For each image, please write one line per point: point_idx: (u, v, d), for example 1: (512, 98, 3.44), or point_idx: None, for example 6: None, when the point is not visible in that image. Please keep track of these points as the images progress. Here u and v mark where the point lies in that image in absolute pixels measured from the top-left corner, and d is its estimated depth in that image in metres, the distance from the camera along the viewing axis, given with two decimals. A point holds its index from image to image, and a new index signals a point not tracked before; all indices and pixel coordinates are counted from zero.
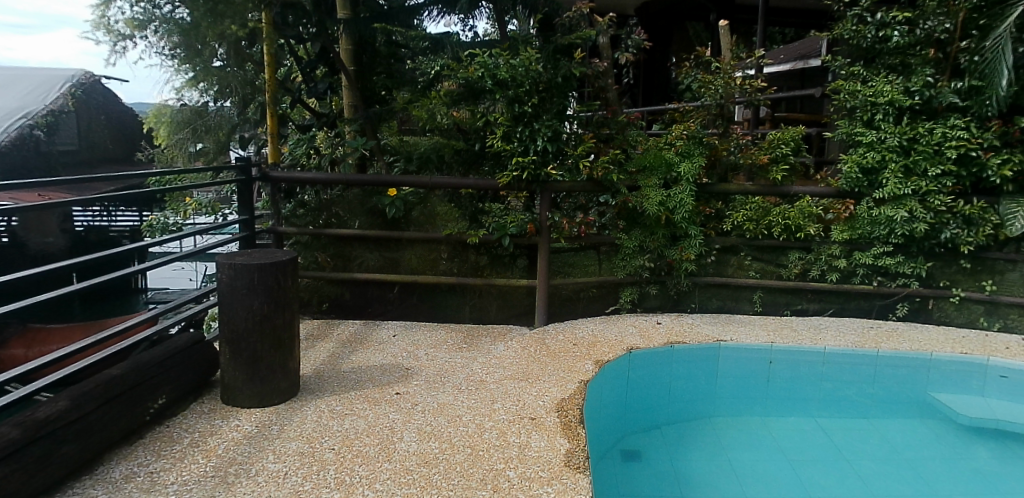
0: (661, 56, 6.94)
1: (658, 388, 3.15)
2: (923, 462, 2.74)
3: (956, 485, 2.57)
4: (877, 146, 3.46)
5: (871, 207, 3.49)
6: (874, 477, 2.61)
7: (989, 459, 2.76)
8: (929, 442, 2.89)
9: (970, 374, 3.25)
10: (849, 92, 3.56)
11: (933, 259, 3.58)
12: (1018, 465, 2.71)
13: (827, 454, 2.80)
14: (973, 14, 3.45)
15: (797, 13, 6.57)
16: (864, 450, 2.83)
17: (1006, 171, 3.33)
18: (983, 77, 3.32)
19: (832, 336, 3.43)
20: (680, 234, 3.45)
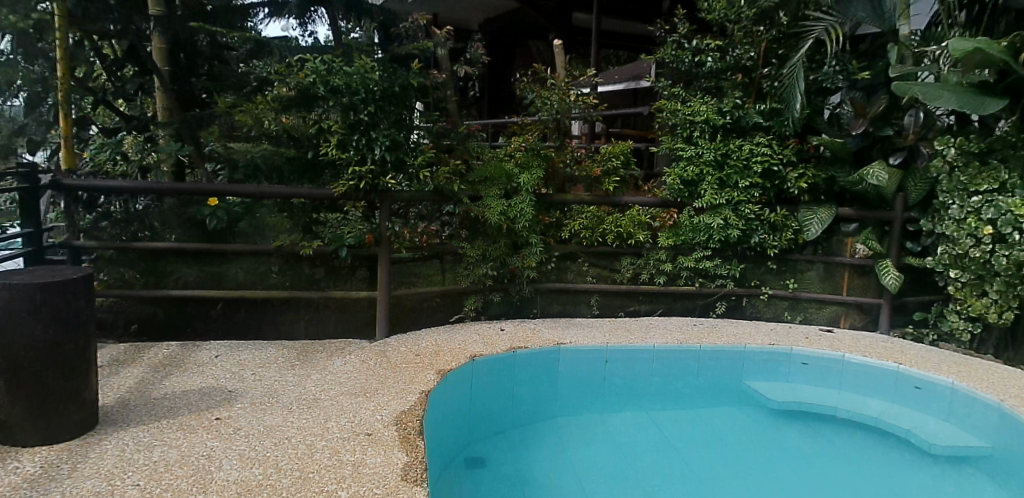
0: (505, 68, 7.14)
1: (502, 393, 3.22)
2: (741, 445, 3.01)
3: (768, 465, 2.85)
4: (695, 160, 3.78)
5: (692, 215, 3.81)
6: (700, 465, 2.82)
7: (794, 438, 3.10)
8: (746, 427, 3.19)
9: (777, 362, 3.66)
10: (670, 111, 3.89)
11: (745, 262, 3.97)
12: (817, 442, 3.08)
13: (659, 444, 2.98)
14: (773, 44, 3.90)
15: (624, 38, 7.14)
16: (691, 439, 3.05)
17: (802, 183, 3.78)
18: (782, 100, 3.76)
19: (661, 334, 3.71)
20: (521, 242, 3.55)
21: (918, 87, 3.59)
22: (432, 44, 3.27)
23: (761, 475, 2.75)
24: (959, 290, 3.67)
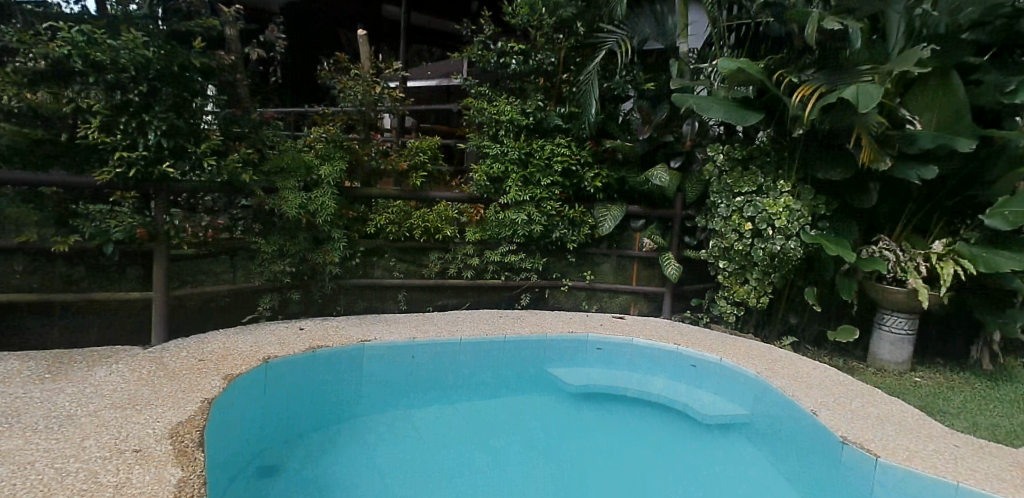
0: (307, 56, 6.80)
1: (301, 394, 3.10)
2: (542, 432, 3.22)
3: (567, 451, 3.09)
4: (501, 158, 3.93)
5: (498, 212, 3.95)
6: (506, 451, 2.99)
7: (592, 421, 3.42)
8: (546, 414, 3.41)
9: (576, 349, 3.96)
10: (477, 109, 4.00)
11: (548, 255, 4.23)
12: (612, 422, 3.43)
13: (466, 435, 3.07)
14: (572, 53, 4.16)
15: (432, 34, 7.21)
16: (496, 428, 3.18)
17: (598, 182, 4.07)
18: (579, 104, 4.04)
19: (467, 327, 3.84)
20: (322, 237, 3.50)
21: (695, 99, 4.10)
22: (219, 23, 3.04)
23: (557, 461, 2.98)
24: (726, 278, 4.21)
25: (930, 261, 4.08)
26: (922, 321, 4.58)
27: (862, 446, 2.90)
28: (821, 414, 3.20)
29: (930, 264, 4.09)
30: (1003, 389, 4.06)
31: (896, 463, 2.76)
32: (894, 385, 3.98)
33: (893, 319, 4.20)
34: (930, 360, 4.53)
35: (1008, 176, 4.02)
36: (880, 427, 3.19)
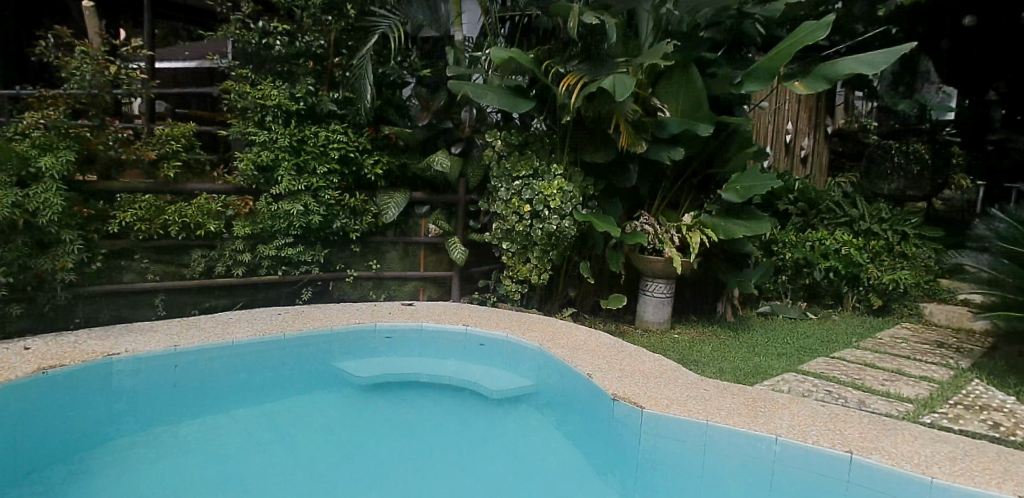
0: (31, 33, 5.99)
1: (42, 423, 2.80)
2: (337, 428, 3.29)
3: (363, 440, 3.21)
4: (269, 145, 3.95)
5: (270, 202, 4.01)
6: (299, 447, 3.03)
7: (386, 410, 3.59)
8: (337, 409, 3.49)
9: (363, 340, 4.09)
10: (238, 93, 3.96)
11: (330, 247, 4.32)
12: (404, 410, 3.62)
13: (252, 440, 3.02)
14: (343, 36, 4.27)
15: (182, 10, 6.62)
16: (288, 430, 3.18)
17: (378, 169, 4.25)
18: (353, 90, 4.18)
19: (239, 329, 3.78)
20: (49, 240, 3.27)
21: (470, 86, 4.27)
22: None
23: (355, 451, 3.09)
24: (511, 259, 4.52)
25: (681, 232, 4.67)
26: (678, 285, 5.24)
27: (628, 400, 3.46)
28: (594, 377, 3.74)
29: (680, 235, 4.68)
30: (741, 336, 4.78)
31: (659, 412, 3.31)
32: (657, 343, 4.53)
33: (654, 285, 4.74)
34: (686, 318, 5.20)
35: (737, 156, 4.83)
36: (645, 381, 3.80)
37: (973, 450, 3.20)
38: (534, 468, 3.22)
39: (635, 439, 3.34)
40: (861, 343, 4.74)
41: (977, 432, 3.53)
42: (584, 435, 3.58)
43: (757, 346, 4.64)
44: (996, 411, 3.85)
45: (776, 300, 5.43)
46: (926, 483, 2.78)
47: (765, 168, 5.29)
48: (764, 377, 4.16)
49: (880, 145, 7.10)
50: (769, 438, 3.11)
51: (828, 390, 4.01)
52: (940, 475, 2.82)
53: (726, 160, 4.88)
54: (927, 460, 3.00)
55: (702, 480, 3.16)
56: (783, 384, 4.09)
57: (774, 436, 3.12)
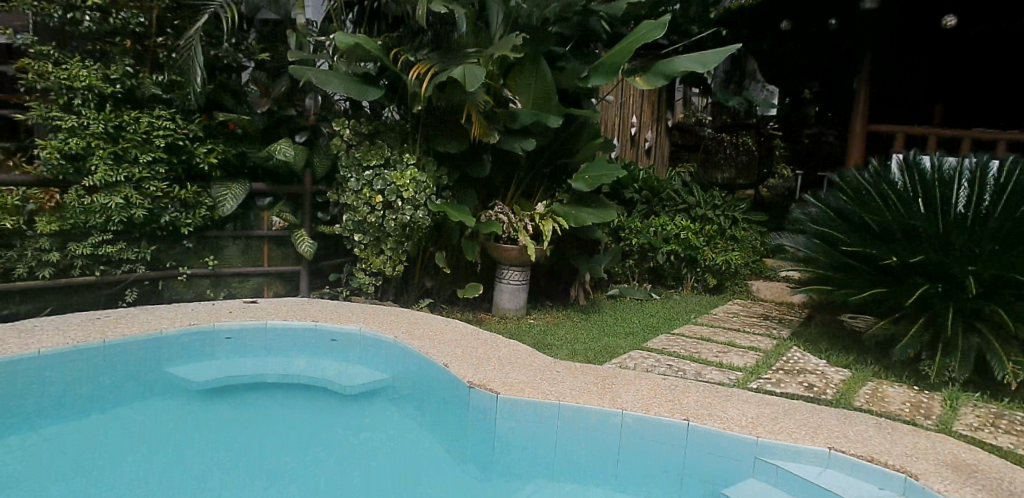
0: None
1: None
2: (175, 438, 3.20)
3: (202, 447, 3.15)
4: (80, 132, 3.93)
5: (82, 195, 3.99)
6: (122, 450, 3.02)
7: (228, 412, 3.56)
8: (172, 419, 3.41)
9: (198, 344, 4.08)
10: (38, 72, 3.83)
11: (157, 243, 4.42)
12: (246, 411, 3.60)
13: (71, 462, 2.85)
14: (168, 14, 4.34)
15: None
16: (116, 444, 3.06)
17: (210, 158, 4.41)
18: (181, 73, 4.28)
19: (46, 338, 3.61)
20: None
21: (314, 72, 4.22)
22: None
23: (192, 459, 3.02)
24: (363, 251, 4.60)
25: (534, 220, 4.87)
26: (534, 271, 5.41)
27: (485, 388, 3.59)
28: (450, 366, 3.86)
29: (534, 223, 4.87)
30: (593, 317, 5.06)
31: (511, 396, 3.50)
32: (514, 328, 4.73)
33: (509, 272, 4.90)
34: (541, 303, 5.39)
35: (586, 147, 5.03)
36: (502, 366, 3.95)
37: (789, 410, 3.61)
38: (388, 457, 3.29)
39: (492, 425, 3.50)
40: (698, 319, 5.17)
41: (794, 393, 3.99)
42: (443, 423, 3.69)
43: (607, 326, 4.93)
44: (810, 374, 4.38)
45: (625, 282, 5.75)
46: (751, 442, 3.12)
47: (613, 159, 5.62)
48: (613, 356, 4.42)
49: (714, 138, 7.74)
50: (615, 414, 3.36)
51: (669, 364, 4.33)
52: (764, 434, 3.17)
53: (575, 150, 5.06)
54: (754, 421, 3.35)
55: (556, 459, 3.39)
56: (629, 361, 4.35)
57: (620, 411, 3.37)
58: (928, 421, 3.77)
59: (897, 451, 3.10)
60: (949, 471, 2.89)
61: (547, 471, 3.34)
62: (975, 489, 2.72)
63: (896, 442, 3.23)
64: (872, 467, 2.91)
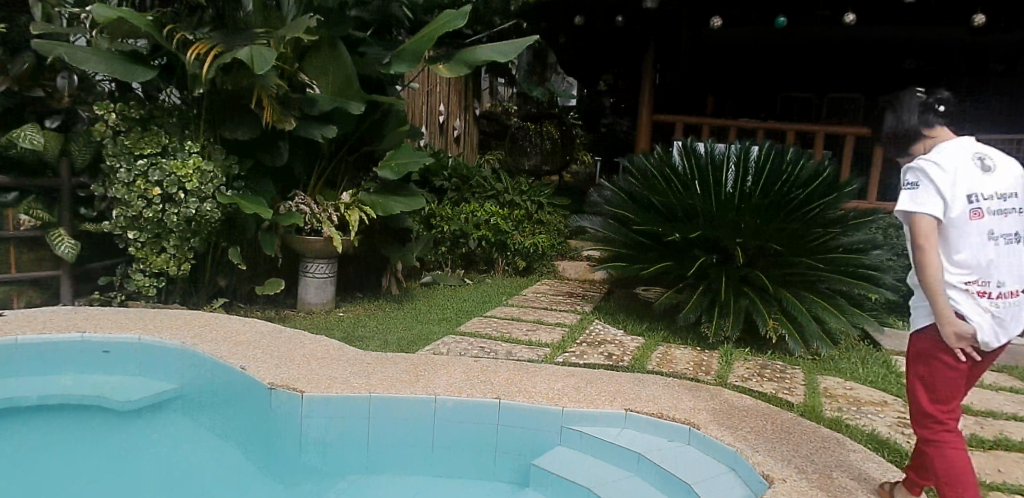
0: None
1: None
2: None
3: None
4: None
5: None
6: None
7: None
8: None
9: None
10: None
11: None
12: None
13: None
14: None
15: None
16: None
17: None
18: None
19: None
20: None
21: (65, 47, 3.72)
22: None
23: None
24: (139, 250, 4.21)
25: (340, 210, 4.74)
26: (341, 264, 5.30)
27: (288, 387, 3.40)
28: (248, 369, 3.59)
29: (339, 213, 4.74)
30: (405, 306, 5.04)
31: (315, 392, 3.34)
32: (321, 324, 4.60)
33: (315, 265, 4.80)
34: (352, 295, 5.29)
35: (393, 133, 4.96)
36: (307, 364, 3.75)
37: (591, 379, 3.85)
38: (178, 472, 3.01)
39: (297, 426, 3.31)
40: (509, 301, 5.36)
41: (595, 363, 4.26)
42: (242, 430, 3.41)
43: (420, 314, 4.92)
44: (609, 344, 4.71)
45: (438, 270, 5.83)
46: (557, 411, 3.29)
47: (421, 146, 6.04)
48: (426, 343, 4.40)
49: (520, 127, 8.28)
50: (429, 400, 3.35)
51: (480, 346, 4.40)
52: (569, 403, 3.36)
53: (382, 137, 4.97)
54: (559, 392, 3.52)
55: (367, 452, 3.30)
56: (441, 347, 4.36)
57: (434, 397, 3.36)
58: (707, 375, 4.26)
59: (683, 406, 3.45)
60: (723, 419, 3.28)
61: (357, 464, 3.27)
62: (744, 432, 3.12)
63: (681, 398, 3.59)
64: (662, 423, 3.21)
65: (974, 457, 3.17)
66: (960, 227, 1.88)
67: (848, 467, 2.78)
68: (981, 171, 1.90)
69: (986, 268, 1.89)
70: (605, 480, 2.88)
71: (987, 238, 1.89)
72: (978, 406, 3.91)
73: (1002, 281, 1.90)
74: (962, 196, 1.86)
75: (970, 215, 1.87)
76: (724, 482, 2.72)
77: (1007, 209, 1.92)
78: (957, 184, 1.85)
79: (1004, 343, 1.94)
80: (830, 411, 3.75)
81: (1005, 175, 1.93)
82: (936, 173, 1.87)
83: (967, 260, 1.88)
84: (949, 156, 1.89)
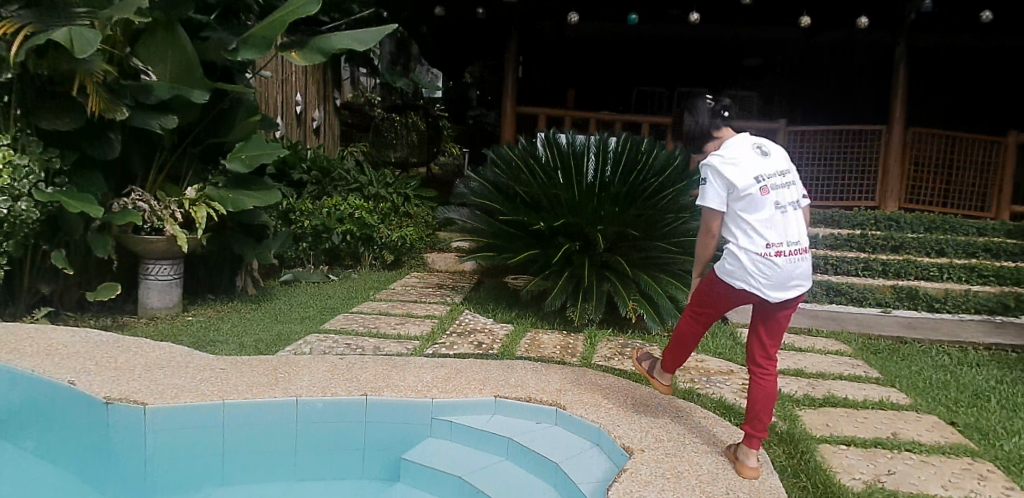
0: None
1: None
2: None
3: None
4: None
5: None
6: None
7: None
8: None
9: None
10: None
11: None
12: None
13: None
14: None
15: None
16: None
17: None
18: None
19: None
20: None
21: None
22: None
23: None
24: None
25: (183, 207, 4.46)
26: (188, 263, 5.00)
27: (128, 400, 3.01)
28: (79, 383, 3.18)
29: (183, 209, 4.46)
30: (263, 307, 4.90)
31: (161, 404, 2.97)
32: (167, 330, 4.29)
33: (157, 267, 4.52)
34: (201, 297, 5.03)
35: (241, 124, 4.71)
36: (148, 375, 3.35)
37: (461, 368, 3.78)
38: None
39: (140, 441, 2.95)
40: (376, 296, 5.37)
41: (466, 353, 4.23)
42: (70, 452, 3.05)
43: (279, 314, 4.75)
44: (479, 333, 4.72)
45: (299, 267, 5.83)
46: (426, 404, 3.20)
47: (279, 136, 6.25)
48: (286, 343, 4.18)
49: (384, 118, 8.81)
50: (290, 402, 3.11)
51: (346, 343, 4.24)
52: (438, 394, 3.28)
53: (229, 127, 4.69)
54: (428, 384, 3.43)
55: (223, 463, 3.01)
56: (304, 346, 4.16)
57: (295, 399, 3.12)
58: (573, 358, 4.35)
59: (549, 387, 3.50)
60: (586, 397, 3.37)
61: (211, 476, 3.00)
62: (606, 408, 3.23)
63: (548, 380, 3.64)
64: (530, 406, 3.23)
65: (805, 415, 3.52)
66: (750, 203, 2.19)
67: (700, 433, 2.97)
68: (761, 155, 2.23)
69: (778, 233, 2.20)
70: (476, 468, 2.89)
71: (774, 209, 2.21)
72: (810, 370, 4.34)
73: (793, 242, 2.20)
74: (748, 177, 2.17)
75: (756, 192, 2.19)
76: (588, 458, 2.82)
77: (788, 181, 2.25)
78: (741, 168, 2.17)
79: (800, 293, 2.24)
80: (684, 382, 3.97)
81: (781, 156, 2.28)
82: (722, 162, 2.19)
83: (761, 228, 2.19)
84: (732, 147, 2.22)
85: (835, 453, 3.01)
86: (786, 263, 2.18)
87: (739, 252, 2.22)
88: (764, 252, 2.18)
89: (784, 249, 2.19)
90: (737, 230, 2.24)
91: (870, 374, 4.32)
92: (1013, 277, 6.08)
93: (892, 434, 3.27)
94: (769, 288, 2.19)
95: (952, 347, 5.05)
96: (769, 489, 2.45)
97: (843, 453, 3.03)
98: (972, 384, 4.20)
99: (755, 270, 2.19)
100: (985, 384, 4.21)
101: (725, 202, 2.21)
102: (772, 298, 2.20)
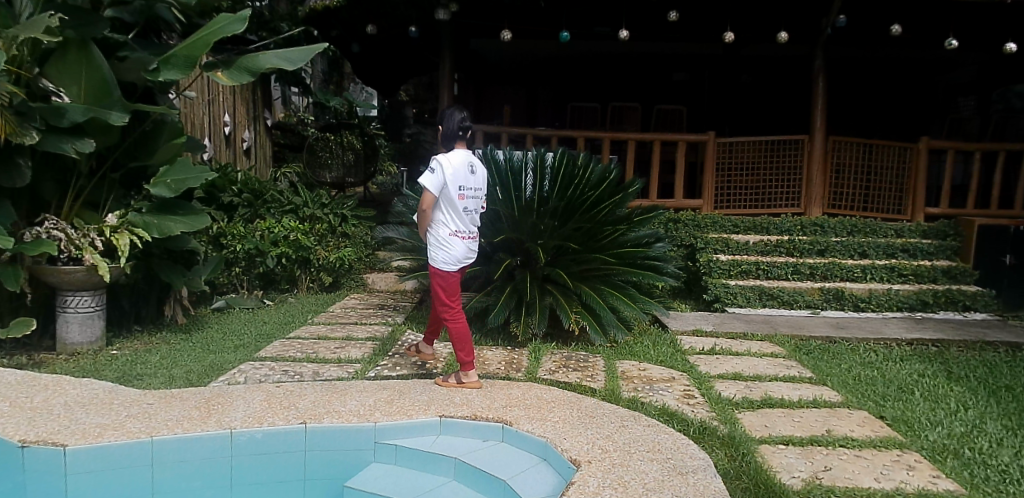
0: None
1: None
2: None
3: None
4: None
5: None
6: None
7: None
8: None
9: None
10: None
11: None
12: None
13: None
14: None
15: None
16: None
17: None
18: None
19: None
20: None
21: None
22: None
23: None
24: None
25: (104, 234, 4.20)
26: (110, 294, 4.71)
27: (47, 441, 2.81)
28: None
29: (104, 238, 4.21)
30: (193, 336, 4.69)
31: (81, 445, 2.78)
32: (89, 365, 4.04)
33: (75, 299, 4.27)
34: (127, 330, 4.76)
35: (163, 146, 4.51)
36: (67, 416, 3.11)
37: (403, 390, 3.70)
38: None
39: (61, 485, 2.74)
40: (314, 319, 5.25)
41: (408, 373, 4.15)
42: None
43: (209, 344, 4.55)
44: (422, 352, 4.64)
45: (231, 293, 5.66)
46: (372, 428, 3.11)
47: (206, 159, 6.09)
48: (219, 374, 3.99)
49: (318, 138, 8.62)
50: (224, 435, 2.96)
51: (285, 370, 4.10)
52: (382, 418, 3.20)
53: (154, 150, 4.47)
54: (371, 407, 3.34)
55: None
56: (238, 375, 3.99)
57: (230, 431, 2.97)
58: (518, 373, 4.34)
59: (496, 404, 3.46)
60: (532, 412, 3.36)
61: None
62: (552, 422, 3.22)
63: (494, 397, 3.60)
64: (476, 424, 3.20)
65: (746, 417, 3.62)
66: (453, 201, 3.39)
67: (643, 441, 3.01)
68: (468, 174, 3.44)
69: (462, 225, 3.45)
70: (423, 490, 2.83)
71: (465, 210, 3.45)
72: (747, 373, 4.49)
73: (467, 233, 3.48)
74: (454, 184, 3.36)
75: (458, 195, 3.40)
76: (535, 474, 2.81)
77: (476, 196, 3.52)
78: (454, 175, 3.36)
79: (467, 266, 3.55)
80: (627, 392, 4.01)
81: (479, 175, 3.53)
82: (445, 167, 3.33)
83: (452, 220, 3.41)
84: (454, 159, 3.39)
85: (774, 453, 3.11)
86: (463, 245, 3.46)
87: (436, 229, 3.43)
88: (450, 234, 3.41)
89: (463, 235, 3.45)
90: (441, 213, 3.42)
91: (803, 374, 4.50)
92: (928, 275, 6.48)
93: (825, 430, 3.41)
94: (451, 257, 3.42)
95: (877, 343, 5.32)
96: (711, 493, 2.48)
97: (782, 452, 3.13)
98: (897, 378, 4.43)
99: (445, 243, 3.41)
100: (908, 378, 4.45)
101: (440, 192, 3.35)
102: (454, 265, 3.45)
